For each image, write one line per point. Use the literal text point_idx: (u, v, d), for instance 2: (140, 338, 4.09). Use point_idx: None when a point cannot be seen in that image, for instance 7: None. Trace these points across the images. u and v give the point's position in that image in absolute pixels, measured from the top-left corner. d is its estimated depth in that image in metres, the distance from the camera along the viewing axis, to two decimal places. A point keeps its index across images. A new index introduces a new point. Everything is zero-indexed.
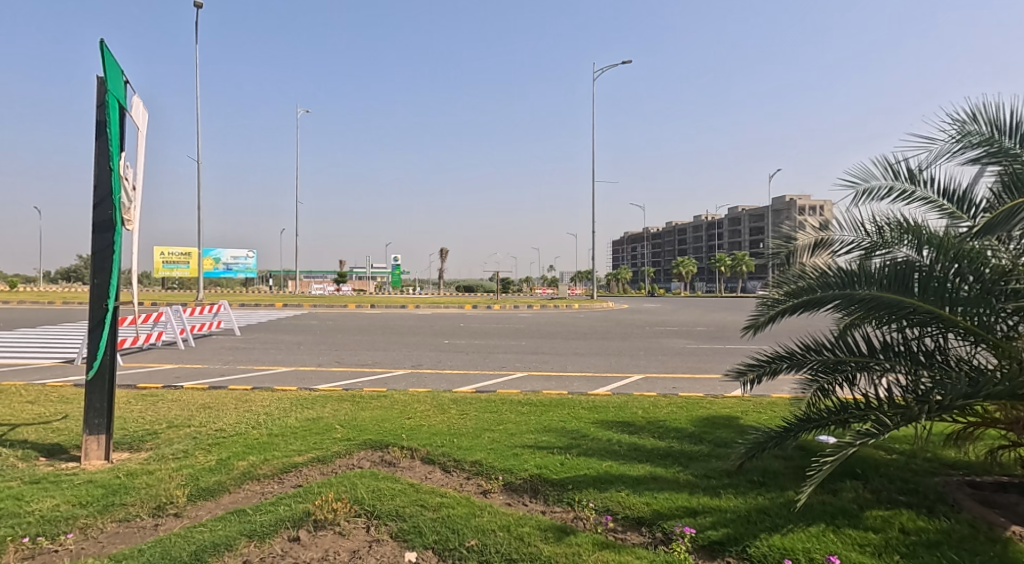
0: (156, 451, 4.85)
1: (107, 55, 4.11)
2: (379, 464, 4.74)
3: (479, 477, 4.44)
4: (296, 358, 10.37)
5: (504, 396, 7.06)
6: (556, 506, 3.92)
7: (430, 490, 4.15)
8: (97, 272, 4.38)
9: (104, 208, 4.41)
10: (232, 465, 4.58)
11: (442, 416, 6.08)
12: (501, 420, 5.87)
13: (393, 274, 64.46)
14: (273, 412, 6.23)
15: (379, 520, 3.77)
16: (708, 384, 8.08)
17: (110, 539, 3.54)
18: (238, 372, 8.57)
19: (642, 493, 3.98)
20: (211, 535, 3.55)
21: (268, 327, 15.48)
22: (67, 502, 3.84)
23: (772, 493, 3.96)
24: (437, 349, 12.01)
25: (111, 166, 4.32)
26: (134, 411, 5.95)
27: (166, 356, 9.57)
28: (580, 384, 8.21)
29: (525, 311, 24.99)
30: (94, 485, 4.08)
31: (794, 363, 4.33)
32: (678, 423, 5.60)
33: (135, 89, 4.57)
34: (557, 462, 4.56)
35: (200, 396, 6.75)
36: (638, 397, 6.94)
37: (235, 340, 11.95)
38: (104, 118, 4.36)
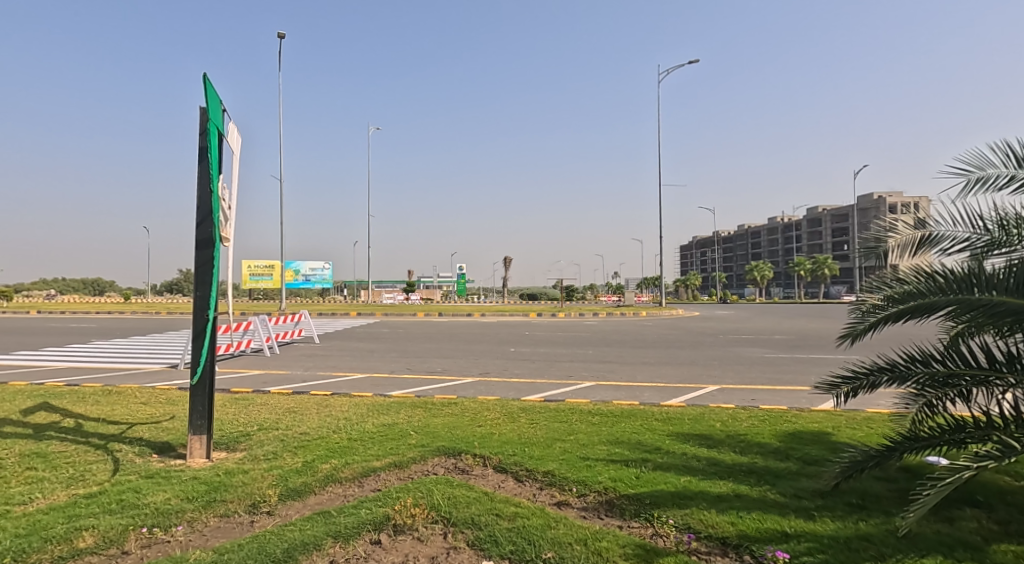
0: (251, 452, 5.14)
1: (210, 89, 4.41)
2: (453, 470, 4.85)
3: (551, 488, 4.47)
4: (370, 365, 10.67)
5: (573, 406, 7.07)
6: (633, 521, 3.91)
7: (503, 500, 4.22)
8: (199, 285, 4.70)
9: (205, 226, 4.71)
10: (317, 467, 4.79)
11: (512, 425, 6.14)
12: (571, 430, 5.88)
13: (459, 282, 65.46)
14: (351, 417, 6.45)
15: (456, 527, 3.86)
16: (791, 397, 7.83)
17: (212, 532, 3.77)
18: (318, 378, 8.93)
19: (727, 512, 3.90)
20: (301, 534, 3.73)
21: (344, 335, 16.07)
22: (177, 496, 4.12)
23: (876, 518, 3.82)
24: (503, 357, 12.12)
25: (212, 188, 4.63)
26: (229, 414, 6.31)
27: (254, 363, 10.09)
28: (651, 395, 8.11)
29: (595, 320, 24.78)
30: (199, 481, 4.36)
31: (896, 376, 4.09)
32: (760, 437, 5.47)
33: (229, 117, 4.88)
34: (632, 476, 4.54)
35: (286, 400, 7.08)
36: (715, 409, 6.81)
37: (314, 348, 12.46)
38: (205, 144, 4.69)
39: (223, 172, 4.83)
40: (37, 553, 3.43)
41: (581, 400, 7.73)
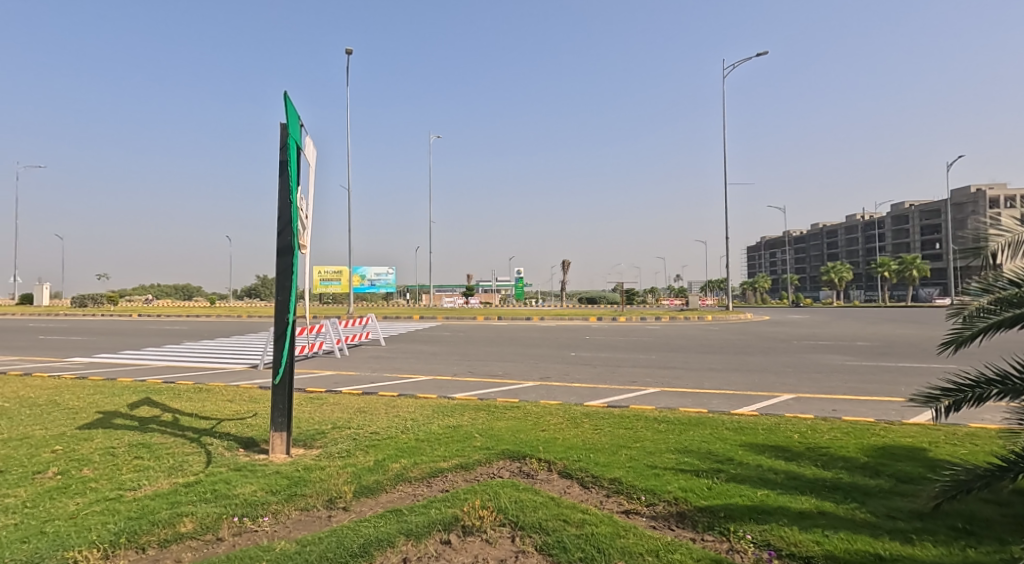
0: (326, 449, 5.32)
1: (290, 105, 4.65)
2: (518, 474, 4.88)
3: (619, 495, 4.43)
4: (432, 367, 10.85)
5: (638, 413, 6.99)
6: (707, 534, 3.83)
7: (570, 505, 4.20)
8: (279, 290, 4.92)
9: (285, 235, 4.94)
10: (387, 466, 4.91)
11: (576, 430, 6.12)
12: (637, 437, 5.81)
13: (518, 286, 65.68)
14: (418, 418, 6.58)
15: (524, 531, 3.87)
16: (878, 409, 7.49)
17: (294, 525, 3.92)
18: (384, 379, 9.15)
19: (812, 531, 3.78)
20: (375, 530, 3.83)
21: (408, 338, 16.39)
22: (262, 489, 4.30)
23: (983, 546, 3.62)
24: (565, 362, 12.09)
25: (291, 198, 4.86)
26: (305, 412, 6.55)
27: (324, 364, 10.43)
28: (720, 403, 7.93)
29: (656, 325, 24.38)
30: (280, 476, 4.55)
31: (1008, 390, 3.89)
32: (846, 451, 5.26)
33: (307, 132, 5.13)
34: (704, 487, 4.45)
35: (356, 400, 7.28)
36: (794, 419, 6.61)
37: (379, 351, 12.76)
38: (285, 158, 4.94)
39: (301, 184, 5.06)
40: (146, 535, 3.66)
41: (647, 406, 7.64)
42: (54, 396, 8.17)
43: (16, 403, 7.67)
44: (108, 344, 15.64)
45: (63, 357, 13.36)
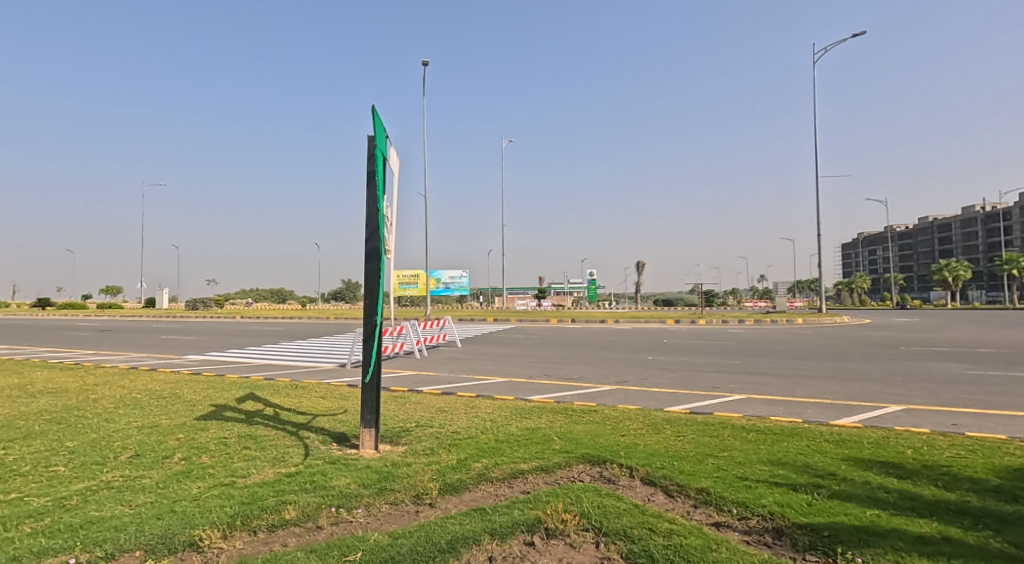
0: (411, 446, 5.47)
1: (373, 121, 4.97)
2: (599, 480, 4.86)
3: (707, 506, 4.34)
4: (509, 369, 10.95)
5: (722, 420, 6.82)
6: (808, 554, 3.72)
7: (656, 514, 4.13)
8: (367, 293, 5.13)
9: (372, 241, 5.22)
10: (469, 465, 5.00)
11: (657, 436, 6.04)
12: (724, 446, 5.67)
13: (592, 288, 65.24)
14: (497, 419, 6.67)
15: (608, 538, 3.86)
16: (1003, 424, 6.99)
17: (385, 517, 4.06)
18: (462, 380, 9.32)
19: (935, 559, 3.59)
20: (461, 528, 3.91)
21: (484, 340, 16.61)
22: (356, 482, 4.49)
23: None
24: (642, 366, 11.92)
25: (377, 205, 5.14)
26: (390, 410, 6.78)
27: (405, 364, 10.73)
28: (814, 412, 7.62)
29: (740, 328, 23.62)
30: (371, 470, 4.72)
31: None
32: (970, 471, 4.95)
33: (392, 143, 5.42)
34: (804, 502, 4.30)
35: (436, 400, 7.44)
36: (907, 433, 6.28)
37: (455, 352, 12.98)
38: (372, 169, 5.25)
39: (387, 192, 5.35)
40: (257, 519, 3.92)
41: (733, 413, 7.44)
42: (180, 390, 9.18)
43: (147, 396, 8.72)
44: (210, 344, 16.75)
45: (171, 356, 14.40)
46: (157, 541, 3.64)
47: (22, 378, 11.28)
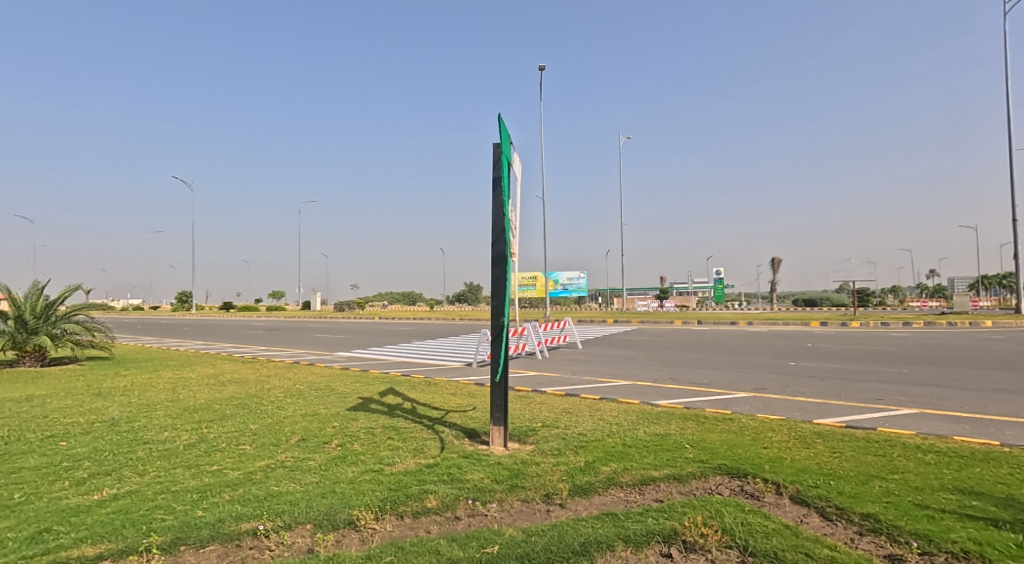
0: (539, 446, 5.71)
1: (502, 127, 5.75)
2: (739, 494, 4.71)
3: (875, 535, 4.04)
4: (633, 372, 10.85)
5: (883, 438, 6.35)
6: None
7: (812, 537, 3.94)
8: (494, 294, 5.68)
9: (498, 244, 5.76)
10: (598, 468, 5.06)
11: (806, 451, 5.72)
12: (894, 467, 5.24)
13: (719, 288, 62.83)
14: (624, 423, 6.65)
15: (755, 559, 3.74)
16: None
17: (518, 515, 4.37)
18: (586, 382, 9.37)
19: None
20: (595, 531, 4.00)
21: (607, 342, 16.55)
22: (488, 477, 4.93)
23: None
24: (781, 372, 11.33)
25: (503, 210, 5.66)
26: (516, 409, 7.05)
27: (529, 364, 10.97)
28: (1010, 434, 6.85)
29: (901, 332, 21.47)
30: (502, 466, 5.18)
31: None
32: None
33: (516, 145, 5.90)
34: (1008, 543, 3.87)
35: (561, 401, 7.56)
36: None
37: (577, 353, 13.04)
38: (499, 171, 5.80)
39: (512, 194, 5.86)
40: (403, 505, 4.57)
41: (902, 431, 6.90)
42: (331, 383, 11.03)
43: (308, 386, 10.68)
44: (359, 341, 18.20)
45: (319, 353, 15.73)
46: (324, 517, 4.44)
47: (211, 368, 13.05)
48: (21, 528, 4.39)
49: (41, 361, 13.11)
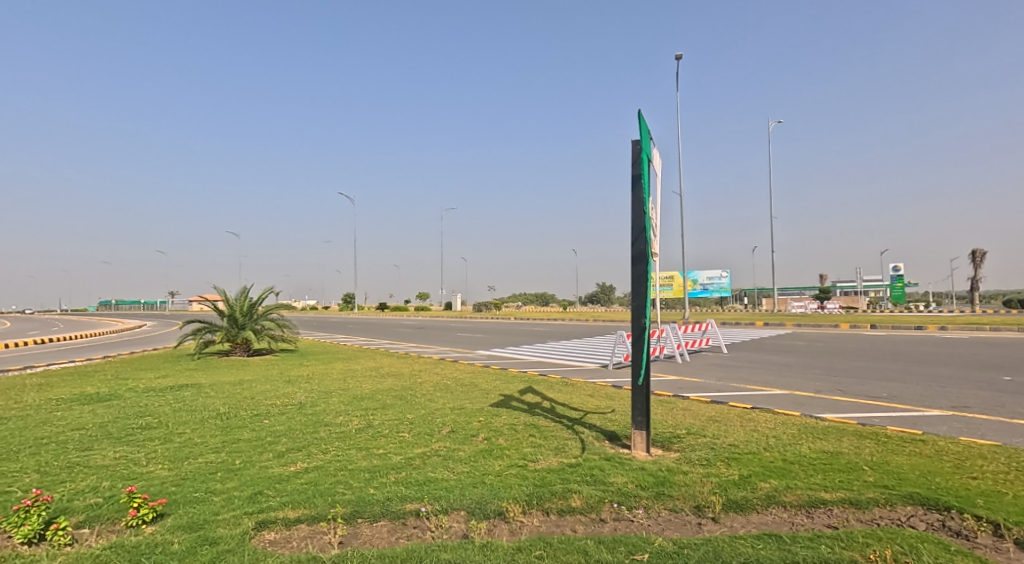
0: (685, 454, 5.78)
1: (642, 121, 6.16)
2: (943, 530, 4.11)
3: None
4: (792, 381, 10.07)
5: None
6: None
7: None
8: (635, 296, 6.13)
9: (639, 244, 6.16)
10: (756, 484, 4.82)
11: None
12: None
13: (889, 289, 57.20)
14: (783, 437, 6.13)
15: None
16: None
17: (667, 524, 4.45)
18: (734, 389, 8.85)
19: None
20: (758, 552, 3.80)
21: (767, 347, 15.49)
22: (633, 482, 5.18)
23: None
24: (984, 390, 9.85)
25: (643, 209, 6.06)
26: (657, 415, 7.05)
27: (675, 368, 10.61)
28: None
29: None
30: (647, 473, 5.31)
31: None
32: None
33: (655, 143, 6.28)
34: None
35: (706, 407, 7.19)
36: None
37: (725, 358, 12.37)
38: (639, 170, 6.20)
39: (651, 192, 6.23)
40: (548, 502, 4.89)
41: None
42: (474, 379, 11.32)
43: (462, 380, 11.28)
44: (507, 340, 18.53)
45: (464, 351, 16.31)
46: (476, 505, 4.89)
47: (373, 362, 14.07)
48: (242, 488, 5.34)
49: (245, 351, 14.75)
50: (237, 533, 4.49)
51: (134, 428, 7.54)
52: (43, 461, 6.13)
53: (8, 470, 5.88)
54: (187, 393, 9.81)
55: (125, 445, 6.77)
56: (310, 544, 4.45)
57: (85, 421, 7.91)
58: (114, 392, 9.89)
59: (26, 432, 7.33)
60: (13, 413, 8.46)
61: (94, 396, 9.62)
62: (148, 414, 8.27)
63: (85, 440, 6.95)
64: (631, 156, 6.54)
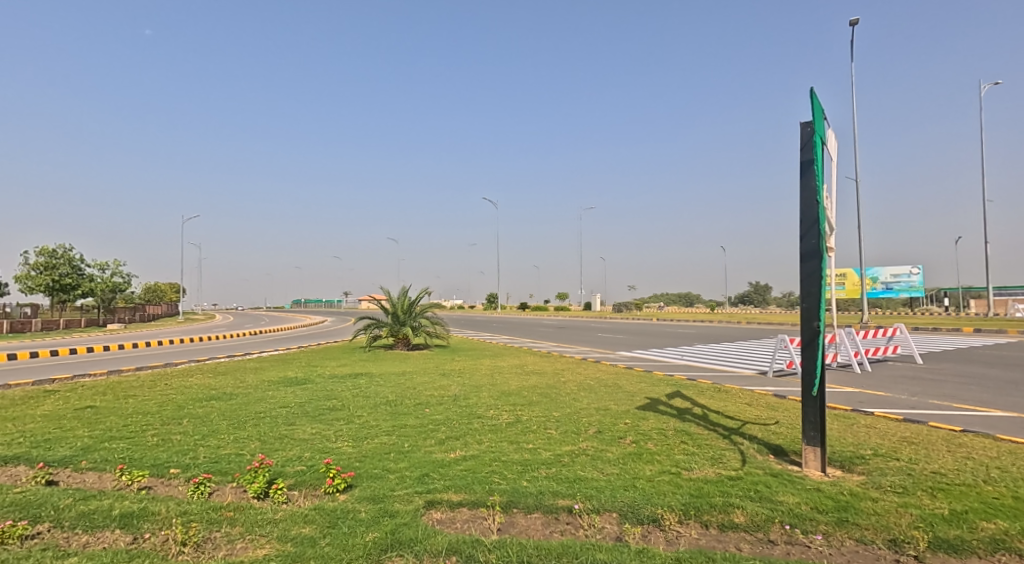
0: (871, 478, 5.24)
1: (815, 100, 5.56)
2: None
3: None
4: (1006, 400, 8.64)
5: None
6: None
7: None
8: (807, 296, 5.69)
9: (810, 238, 5.73)
10: (972, 523, 4.36)
11: None
12: None
13: None
14: (1006, 467, 5.25)
15: None
16: None
17: (852, 554, 4.20)
18: (928, 405, 7.78)
19: None
20: None
21: (970, 357, 13.51)
22: (807, 503, 4.85)
23: None
24: None
25: (817, 197, 5.64)
26: (833, 430, 6.37)
27: (854, 378, 9.56)
28: None
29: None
30: (824, 496, 4.97)
31: None
32: None
33: (828, 125, 5.87)
34: None
35: (895, 426, 6.38)
36: None
37: (917, 370, 10.94)
38: (809, 156, 5.81)
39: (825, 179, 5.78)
40: (706, 514, 4.75)
41: None
42: (617, 381, 10.94)
43: (609, 380, 11.00)
44: (655, 341, 17.83)
45: (609, 351, 15.95)
46: (628, 509, 4.81)
47: (523, 359, 14.16)
48: (411, 469, 5.60)
49: (407, 346, 15.55)
50: (411, 509, 4.79)
51: (324, 408, 8.09)
52: (260, 433, 6.77)
53: (238, 438, 6.61)
54: (363, 380, 10.43)
55: (318, 422, 7.27)
56: (472, 527, 4.64)
57: (289, 400, 8.65)
58: (307, 376, 10.79)
59: (247, 407, 8.16)
60: (238, 389, 9.50)
61: (293, 379, 10.56)
62: (334, 397, 8.88)
63: (289, 416, 7.59)
64: (799, 140, 5.92)
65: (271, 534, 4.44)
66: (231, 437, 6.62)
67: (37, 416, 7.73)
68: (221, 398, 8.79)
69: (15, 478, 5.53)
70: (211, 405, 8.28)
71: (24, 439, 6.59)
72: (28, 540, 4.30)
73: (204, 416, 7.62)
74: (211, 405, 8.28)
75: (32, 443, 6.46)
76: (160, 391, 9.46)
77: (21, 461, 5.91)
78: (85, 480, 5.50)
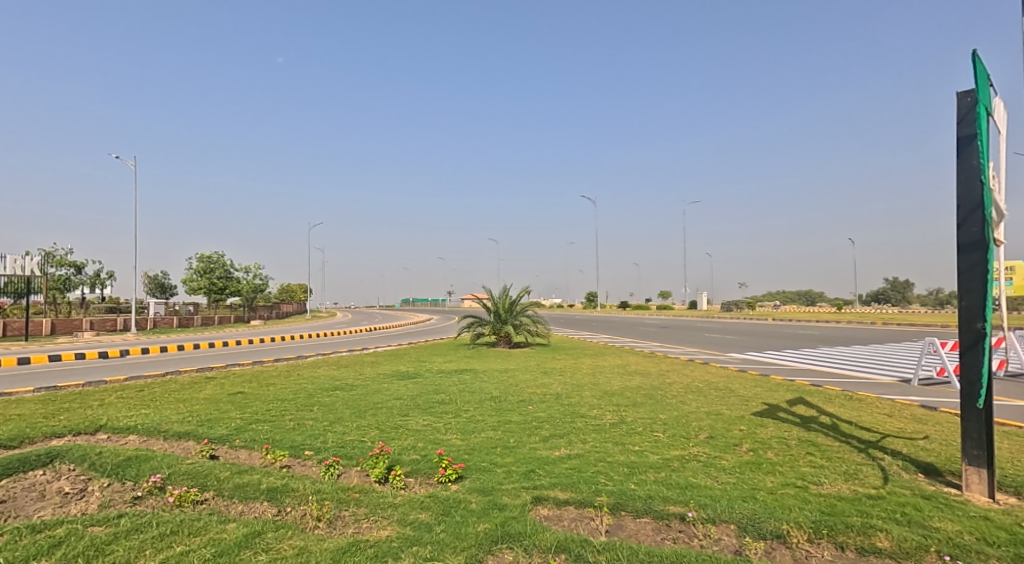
0: None
1: (979, 64, 4.80)
2: None
3: None
4: None
5: None
6: None
7: None
8: (966, 294, 4.91)
9: (969, 228, 4.96)
10: None
11: None
12: None
13: None
14: None
15: None
16: None
17: None
18: None
19: None
20: None
21: None
22: (970, 533, 4.20)
23: None
24: None
25: (981, 176, 4.85)
26: (1004, 451, 5.52)
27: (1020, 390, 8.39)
28: None
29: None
30: (994, 525, 4.28)
31: None
32: None
33: (995, 93, 5.05)
34: None
35: None
36: None
37: None
38: (971, 131, 5.02)
39: (991, 157, 4.97)
40: (842, 535, 4.19)
41: None
42: (731, 384, 10.23)
43: (722, 383, 10.32)
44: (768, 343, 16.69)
45: (720, 352, 15.12)
46: (748, 522, 4.32)
47: (628, 359, 13.64)
48: (517, 464, 5.33)
49: (509, 344, 15.41)
50: (519, 503, 4.54)
51: (435, 401, 8.04)
52: (379, 422, 6.77)
53: (360, 425, 6.65)
54: (469, 375, 10.36)
55: (429, 415, 7.20)
56: (579, 526, 4.34)
57: (401, 392, 8.69)
58: (417, 371, 10.89)
59: (367, 397, 8.27)
60: (357, 381, 9.72)
61: (404, 373, 10.68)
62: (443, 391, 8.83)
63: (403, 407, 7.58)
64: (956, 113, 5.13)
65: (392, 517, 4.35)
66: (354, 424, 6.66)
67: (200, 399, 8.20)
68: (344, 389, 8.98)
69: (185, 451, 5.85)
70: (336, 394, 8.50)
71: (191, 418, 6.99)
72: (200, 505, 4.63)
73: (331, 404, 7.78)
74: (336, 394, 8.48)
75: (196, 421, 6.83)
76: (293, 380, 9.87)
77: (189, 436, 6.23)
78: (240, 456, 5.71)
